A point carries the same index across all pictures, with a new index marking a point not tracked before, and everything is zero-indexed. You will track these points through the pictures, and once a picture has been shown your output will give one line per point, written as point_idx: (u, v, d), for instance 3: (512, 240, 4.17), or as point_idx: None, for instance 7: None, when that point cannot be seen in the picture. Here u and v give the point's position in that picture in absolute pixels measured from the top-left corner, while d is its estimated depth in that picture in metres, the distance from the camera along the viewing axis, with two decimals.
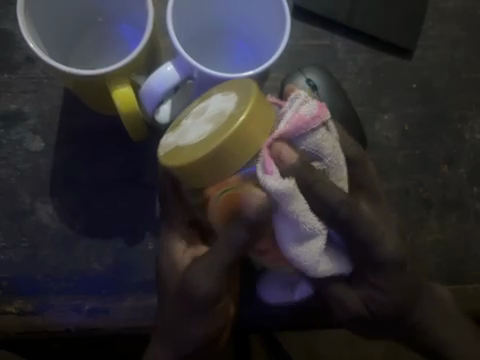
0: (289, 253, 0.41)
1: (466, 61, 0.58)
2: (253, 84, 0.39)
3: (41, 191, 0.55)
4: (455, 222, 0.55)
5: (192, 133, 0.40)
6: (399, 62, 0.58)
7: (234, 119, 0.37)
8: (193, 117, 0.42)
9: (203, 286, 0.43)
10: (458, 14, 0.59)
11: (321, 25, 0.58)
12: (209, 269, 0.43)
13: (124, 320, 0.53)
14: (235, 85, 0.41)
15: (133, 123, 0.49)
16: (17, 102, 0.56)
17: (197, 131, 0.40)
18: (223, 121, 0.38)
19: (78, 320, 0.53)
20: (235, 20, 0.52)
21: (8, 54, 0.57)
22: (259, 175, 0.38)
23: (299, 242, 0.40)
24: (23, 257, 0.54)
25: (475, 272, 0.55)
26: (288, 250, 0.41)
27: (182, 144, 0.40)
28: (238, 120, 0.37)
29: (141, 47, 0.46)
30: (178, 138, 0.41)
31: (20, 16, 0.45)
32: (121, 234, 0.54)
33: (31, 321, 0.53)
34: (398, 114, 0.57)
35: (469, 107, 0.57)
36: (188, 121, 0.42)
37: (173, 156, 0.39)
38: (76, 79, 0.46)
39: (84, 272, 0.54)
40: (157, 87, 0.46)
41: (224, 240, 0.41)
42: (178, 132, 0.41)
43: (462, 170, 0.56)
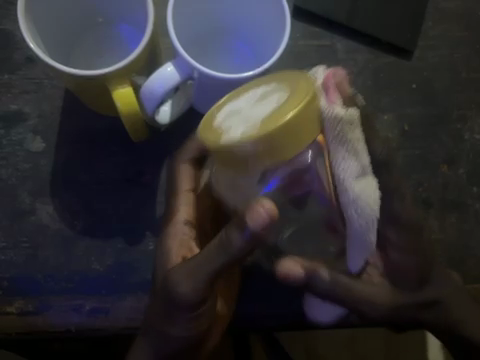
0: (350, 198, 0.38)
1: (466, 62, 0.58)
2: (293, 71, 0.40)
3: (41, 191, 0.55)
4: (455, 222, 0.55)
5: (255, 115, 0.38)
6: (399, 62, 0.58)
7: (304, 90, 0.37)
8: (228, 113, 0.41)
9: (180, 291, 0.44)
10: (458, 15, 0.59)
11: (320, 25, 0.58)
12: (193, 275, 0.44)
13: (124, 320, 0.53)
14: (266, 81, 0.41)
15: (133, 123, 0.49)
16: (17, 102, 0.56)
17: (252, 117, 0.38)
18: (290, 95, 0.38)
19: (78, 321, 0.53)
20: (235, 20, 0.52)
21: (8, 54, 0.57)
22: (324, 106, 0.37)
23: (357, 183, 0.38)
24: (23, 257, 0.54)
25: (474, 272, 0.55)
26: (348, 194, 0.38)
27: (250, 128, 0.38)
28: (308, 90, 0.37)
29: (142, 47, 0.45)
30: (230, 129, 0.39)
31: (20, 16, 0.45)
32: (121, 234, 0.54)
33: (32, 321, 0.53)
34: (398, 114, 0.57)
35: (469, 107, 0.57)
36: (229, 121, 0.39)
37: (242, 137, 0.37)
38: (76, 79, 0.46)
39: (84, 272, 0.54)
40: (158, 87, 0.46)
41: (217, 244, 0.42)
42: (223, 127, 0.39)
43: (462, 170, 0.56)
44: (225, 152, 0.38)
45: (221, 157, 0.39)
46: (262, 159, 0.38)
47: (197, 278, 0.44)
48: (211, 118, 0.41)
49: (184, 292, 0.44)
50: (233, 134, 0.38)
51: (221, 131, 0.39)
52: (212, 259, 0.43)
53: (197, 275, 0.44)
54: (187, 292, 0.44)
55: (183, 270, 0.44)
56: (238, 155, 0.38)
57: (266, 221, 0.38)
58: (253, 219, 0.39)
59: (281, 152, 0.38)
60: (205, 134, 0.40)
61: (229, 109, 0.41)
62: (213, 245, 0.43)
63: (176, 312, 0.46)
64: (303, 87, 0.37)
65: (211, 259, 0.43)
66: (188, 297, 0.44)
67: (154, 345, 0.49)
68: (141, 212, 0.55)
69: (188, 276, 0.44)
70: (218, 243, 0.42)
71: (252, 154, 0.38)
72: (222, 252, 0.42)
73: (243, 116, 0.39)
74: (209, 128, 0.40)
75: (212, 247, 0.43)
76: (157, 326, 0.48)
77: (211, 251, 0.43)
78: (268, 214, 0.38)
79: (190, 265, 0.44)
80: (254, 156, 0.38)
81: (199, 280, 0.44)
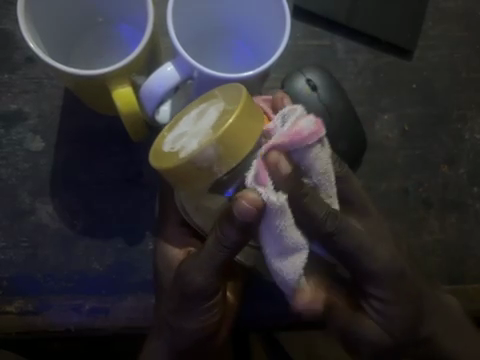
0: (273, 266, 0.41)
1: (466, 62, 0.58)
2: (229, 85, 0.41)
3: (41, 191, 0.55)
4: (455, 222, 0.55)
5: (200, 132, 0.39)
6: (399, 62, 0.58)
7: (239, 96, 0.39)
8: (174, 137, 0.40)
9: (196, 283, 0.44)
10: (458, 14, 0.59)
11: (320, 25, 0.58)
12: (201, 267, 0.44)
13: (124, 320, 0.53)
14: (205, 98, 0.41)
15: (133, 124, 0.49)
16: (17, 102, 0.56)
17: (198, 133, 0.39)
18: (231, 102, 0.39)
19: (78, 321, 0.53)
20: (236, 20, 0.52)
21: (8, 53, 0.57)
22: (252, 183, 0.38)
23: (284, 257, 0.41)
24: (22, 257, 0.54)
25: (474, 272, 0.55)
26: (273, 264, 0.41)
27: (199, 141, 0.38)
28: (243, 92, 0.39)
29: (141, 47, 0.46)
30: (177, 148, 0.39)
31: (20, 16, 0.45)
32: (121, 234, 0.54)
33: (31, 321, 0.53)
34: (398, 114, 0.57)
35: (469, 107, 0.57)
36: (177, 143, 0.40)
37: (193, 153, 0.38)
38: (75, 79, 0.46)
39: (84, 272, 0.54)
40: (158, 87, 0.46)
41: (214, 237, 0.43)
42: (170, 149, 0.39)
43: (462, 170, 0.56)
44: (179, 170, 0.38)
45: (175, 178, 0.39)
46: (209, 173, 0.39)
47: (206, 269, 0.44)
48: (158, 146, 0.41)
49: (198, 283, 0.44)
50: (183, 152, 0.38)
51: (168, 153, 0.39)
52: (207, 251, 0.44)
53: (203, 267, 0.44)
54: (201, 282, 0.44)
55: (191, 261, 0.45)
56: (190, 168, 0.38)
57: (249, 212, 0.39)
58: (239, 208, 0.39)
59: (222, 164, 0.38)
60: (156, 159, 0.40)
61: (175, 133, 0.41)
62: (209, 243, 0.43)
63: (189, 305, 0.46)
64: (236, 97, 0.39)
65: (212, 249, 0.43)
66: (205, 286, 0.45)
67: (167, 341, 0.50)
68: (141, 212, 0.55)
69: (198, 269, 0.44)
70: (213, 235, 0.43)
71: (202, 168, 0.38)
72: (223, 248, 0.43)
73: (188, 136, 0.39)
74: (159, 153, 0.40)
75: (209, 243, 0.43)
76: (170, 322, 0.48)
77: (210, 244, 0.43)
78: (251, 205, 0.38)
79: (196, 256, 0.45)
80: (203, 171, 0.38)
81: (209, 272, 0.44)
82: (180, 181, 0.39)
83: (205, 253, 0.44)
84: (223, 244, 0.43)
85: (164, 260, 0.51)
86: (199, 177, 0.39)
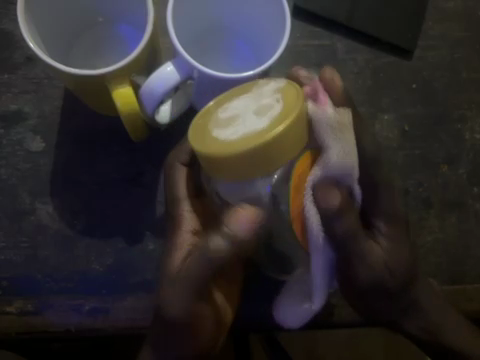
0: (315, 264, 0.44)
1: (466, 61, 0.58)
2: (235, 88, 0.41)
3: (41, 190, 0.55)
4: (455, 222, 0.55)
5: (266, 102, 0.38)
6: (398, 62, 0.58)
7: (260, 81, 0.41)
8: (242, 126, 0.37)
9: (176, 304, 0.46)
10: (457, 14, 0.59)
11: (321, 25, 0.58)
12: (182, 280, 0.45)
13: (124, 320, 0.53)
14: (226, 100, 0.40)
15: (133, 122, 0.49)
16: (17, 102, 0.56)
17: (268, 108, 0.37)
18: (262, 84, 0.40)
19: (78, 320, 0.53)
20: (235, 20, 0.52)
21: (8, 53, 0.57)
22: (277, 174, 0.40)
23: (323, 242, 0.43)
24: (22, 257, 0.54)
25: (474, 272, 0.54)
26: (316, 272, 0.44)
27: (276, 101, 0.38)
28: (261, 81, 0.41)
29: (141, 47, 0.45)
30: (268, 112, 0.37)
31: (20, 17, 0.45)
32: (121, 234, 0.54)
33: (31, 321, 0.53)
34: (398, 114, 0.57)
35: (469, 107, 0.57)
36: (256, 120, 0.37)
37: (293, 102, 0.37)
38: (76, 79, 0.46)
39: (84, 272, 0.54)
40: (157, 87, 0.45)
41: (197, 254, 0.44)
42: (268, 117, 0.37)
43: (462, 170, 0.56)
44: (291, 127, 0.36)
45: (259, 156, 0.36)
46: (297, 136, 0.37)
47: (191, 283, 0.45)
48: (236, 140, 0.36)
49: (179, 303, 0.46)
50: (266, 126, 0.36)
51: (272, 118, 0.36)
52: (193, 273, 0.45)
53: (185, 288, 0.45)
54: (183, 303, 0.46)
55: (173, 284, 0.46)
56: (300, 118, 0.37)
57: (248, 228, 0.40)
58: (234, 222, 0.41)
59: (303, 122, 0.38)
60: (254, 139, 0.36)
61: (224, 131, 0.37)
62: (194, 256, 0.45)
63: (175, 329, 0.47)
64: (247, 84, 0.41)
65: (196, 268, 0.45)
66: (184, 306, 0.46)
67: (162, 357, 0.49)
68: (141, 212, 0.55)
69: (181, 287, 0.46)
70: (199, 249, 0.44)
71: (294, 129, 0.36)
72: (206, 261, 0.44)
73: (245, 119, 0.37)
74: (241, 138, 0.36)
75: (193, 258, 0.45)
76: (164, 335, 0.48)
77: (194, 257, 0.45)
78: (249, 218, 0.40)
79: (182, 278, 0.46)
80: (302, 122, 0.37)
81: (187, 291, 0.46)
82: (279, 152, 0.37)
83: (192, 269, 0.45)
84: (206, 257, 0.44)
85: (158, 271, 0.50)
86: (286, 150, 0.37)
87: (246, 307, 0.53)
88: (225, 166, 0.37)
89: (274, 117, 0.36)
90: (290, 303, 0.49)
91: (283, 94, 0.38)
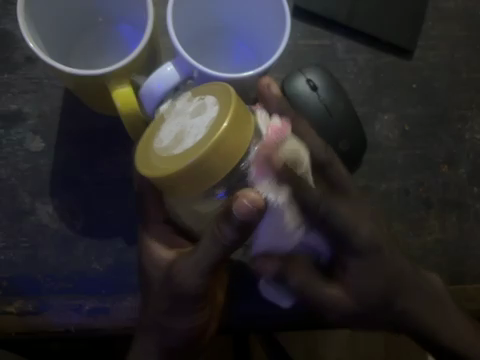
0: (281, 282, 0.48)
1: (466, 61, 0.58)
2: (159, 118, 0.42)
3: (40, 190, 0.55)
4: (455, 222, 0.55)
5: (197, 105, 0.40)
6: (399, 62, 0.58)
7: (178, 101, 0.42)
8: (192, 135, 0.38)
9: (187, 283, 0.44)
10: (457, 14, 0.58)
11: (321, 25, 0.58)
12: (197, 265, 0.43)
13: (124, 320, 0.53)
14: (158, 134, 0.41)
15: (134, 123, 0.48)
16: (17, 102, 0.56)
17: (205, 112, 0.39)
18: (182, 100, 0.42)
19: (78, 321, 0.52)
20: (235, 20, 0.52)
21: (8, 53, 0.57)
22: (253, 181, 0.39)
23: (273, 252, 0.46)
24: (22, 257, 0.54)
25: (475, 272, 0.54)
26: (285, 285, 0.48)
27: (207, 99, 0.40)
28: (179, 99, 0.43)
29: (141, 47, 0.45)
30: (205, 111, 0.39)
31: (20, 17, 0.45)
32: (121, 234, 0.54)
33: (31, 321, 0.53)
34: (398, 114, 0.57)
35: (470, 107, 0.57)
36: (201, 121, 0.39)
37: (224, 90, 0.39)
38: (75, 79, 0.46)
39: (84, 272, 0.54)
40: (157, 87, 0.45)
41: (211, 236, 0.41)
42: (210, 112, 0.39)
43: (462, 170, 0.56)
44: (237, 109, 0.38)
45: (205, 166, 0.37)
46: (243, 136, 0.38)
47: (201, 268, 0.43)
48: (197, 144, 0.38)
49: (190, 283, 0.44)
50: (215, 118, 0.38)
51: (216, 110, 0.38)
52: (201, 259, 0.43)
53: (196, 270, 0.43)
54: (193, 283, 0.44)
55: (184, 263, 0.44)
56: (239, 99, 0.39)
57: (252, 211, 0.37)
58: (239, 208, 0.37)
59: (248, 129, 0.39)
60: (212, 135, 0.37)
61: (166, 145, 0.39)
62: (206, 241, 0.42)
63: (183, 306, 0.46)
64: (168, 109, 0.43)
65: (206, 253, 0.42)
66: (194, 287, 0.44)
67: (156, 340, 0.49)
68: None
69: (191, 269, 0.44)
70: (210, 234, 0.41)
71: (237, 129, 0.38)
72: (219, 247, 0.41)
73: (188, 129, 0.39)
74: (200, 140, 0.38)
75: (206, 244, 0.42)
76: (157, 319, 0.48)
77: (206, 242, 0.42)
78: (253, 204, 0.37)
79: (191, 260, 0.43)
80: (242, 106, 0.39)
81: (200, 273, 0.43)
82: (240, 133, 0.38)
83: (202, 254, 0.42)
84: (220, 243, 0.40)
85: (149, 259, 0.49)
86: (236, 152, 0.38)
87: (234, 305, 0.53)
88: (172, 183, 0.38)
89: (216, 110, 0.38)
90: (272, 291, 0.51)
91: (209, 92, 0.40)
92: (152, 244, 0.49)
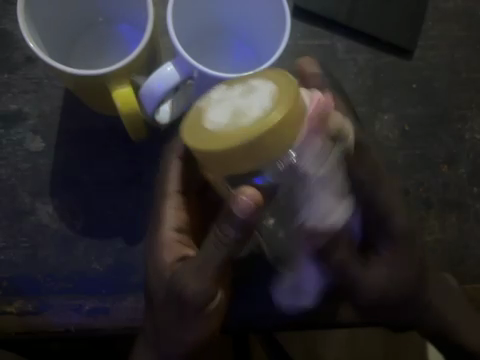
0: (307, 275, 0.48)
1: (466, 61, 0.58)
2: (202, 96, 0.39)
3: (40, 190, 0.55)
4: (455, 222, 0.55)
5: (253, 84, 0.36)
6: (398, 62, 0.58)
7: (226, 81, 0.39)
8: (248, 112, 0.35)
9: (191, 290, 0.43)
10: (457, 14, 0.59)
11: (321, 25, 0.58)
12: (202, 270, 0.43)
13: (124, 320, 0.53)
14: (200, 111, 0.37)
15: (133, 122, 0.48)
16: (17, 102, 0.56)
17: (258, 94, 0.36)
18: (231, 80, 0.39)
19: (78, 321, 0.53)
20: (236, 21, 0.52)
21: (8, 53, 0.57)
22: None
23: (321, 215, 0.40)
24: (22, 257, 0.54)
25: (475, 272, 0.54)
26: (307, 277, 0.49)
27: (263, 79, 0.37)
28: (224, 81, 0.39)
29: (142, 47, 0.45)
30: (263, 90, 0.36)
31: (20, 17, 0.45)
32: (121, 234, 0.54)
33: (32, 321, 0.53)
34: (398, 114, 0.57)
35: (469, 107, 0.57)
36: (259, 99, 0.35)
37: (282, 76, 0.36)
38: (76, 79, 0.46)
39: (84, 272, 0.54)
40: (157, 87, 0.45)
41: (212, 239, 0.42)
42: (268, 92, 0.35)
43: (462, 170, 0.56)
44: (298, 96, 0.35)
45: (257, 150, 0.34)
46: (299, 121, 0.35)
47: (207, 272, 0.43)
48: (255, 122, 0.34)
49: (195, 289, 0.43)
50: (275, 99, 0.35)
51: (275, 90, 0.35)
52: (203, 262, 0.43)
53: (201, 273, 0.43)
54: (198, 290, 0.43)
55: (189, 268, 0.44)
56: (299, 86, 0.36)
57: (250, 206, 0.38)
58: (240, 205, 0.38)
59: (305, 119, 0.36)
60: (273, 113, 0.34)
61: (217, 119, 0.36)
62: (209, 240, 0.42)
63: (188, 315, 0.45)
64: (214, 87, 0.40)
65: (210, 255, 0.43)
66: (195, 297, 0.44)
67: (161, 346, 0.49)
68: (141, 212, 0.55)
69: (195, 273, 0.43)
70: (213, 238, 0.42)
71: (294, 118, 0.35)
72: (221, 246, 0.42)
73: (244, 103, 0.35)
74: (260, 118, 0.34)
75: (209, 242, 0.42)
76: (163, 329, 0.48)
77: (209, 242, 0.42)
78: (252, 200, 0.37)
79: (195, 264, 0.44)
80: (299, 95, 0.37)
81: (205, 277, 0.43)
82: (296, 122, 0.35)
83: (205, 254, 0.43)
84: (222, 243, 0.41)
85: (155, 265, 0.49)
86: (291, 135, 0.35)
87: (239, 306, 0.53)
88: (218, 159, 0.35)
89: (275, 90, 0.35)
90: (288, 294, 0.51)
91: (264, 74, 0.37)
92: (161, 246, 0.49)
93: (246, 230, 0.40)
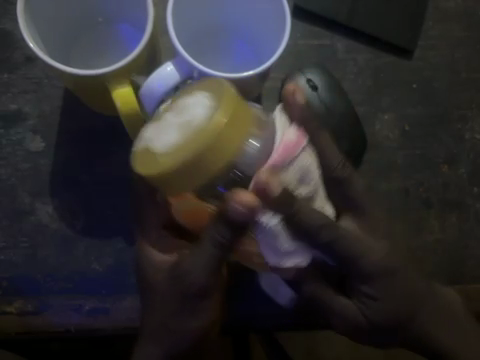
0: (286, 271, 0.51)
1: (466, 62, 0.58)
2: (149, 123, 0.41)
3: (40, 191, 0.55)
4: (455, 222, 0.55)
5: (191, 100, 0.38)
6: (399, 62, 0.58)
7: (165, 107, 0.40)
8: (189, 126, 0.37)
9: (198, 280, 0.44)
10: (457, 14, 0.58)
11: (321, 25, 0.58)
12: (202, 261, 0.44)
13: (124, 320, 0.53)
14: (150, 139, 0.38)
15: (134, 124, 0.48)
16: (17, 102, 0.56)
17: (194, 107, 0.38)
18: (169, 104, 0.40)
19: (78, 321, 0.53)
20: (236, 21, 0.52)
21: (8, 53, 0.57)
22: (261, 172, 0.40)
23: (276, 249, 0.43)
24: (22, 257, 0.54)
25: (475, 272, 0.54)
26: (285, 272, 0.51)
27: (201, 93, 0.39)
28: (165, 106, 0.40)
29: (141, 46, 0.45)
30: (205, 101, 0.38)
31: (20, 17, 0.45)
32: (121, 234, 0.54)
33: (32, 321, 0.53)
34: (398, 114, 0.57)
35: (469, 107, 0.57)
36: (195, 112, 0.37)
37: (219, 85, 0.39)
38: (75, 79, 0.46)
39: (84, 272, 0.54)
40: (157, 86, 0.45)
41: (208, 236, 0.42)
42: (207, 103, 0.38)
43: (462, 170, 0.56)
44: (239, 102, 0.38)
45: (200, 160, 0.36)
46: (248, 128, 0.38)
47: (208, 264, 0.43)
48: (203, 132, 0.36)
49: (199, 279, 0.44)
50: (215, 109, 0.37)
51: (213, 100, 0.38)
52: (204, 260, 0.43)
53: (204, 265, 0.44)
54: (202, 280, 0.44)
55: (190, 258, 0.44)
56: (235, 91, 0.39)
57: (242, 211, 0.39)
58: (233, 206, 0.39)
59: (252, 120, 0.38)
60: (218, 122, 0.36)
61: (165, 139, 0.37)
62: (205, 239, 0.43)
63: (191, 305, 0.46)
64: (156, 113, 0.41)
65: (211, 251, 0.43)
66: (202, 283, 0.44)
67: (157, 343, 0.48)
68: None
69: (199, 262, 0.44)
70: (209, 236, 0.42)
71: (238, 119, 0.37)
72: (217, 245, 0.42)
73: (187, 118, 0.37)
74: (205, 127, 0.37)
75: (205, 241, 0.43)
76: (166, 323, 0.47)
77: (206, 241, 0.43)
78: (245, 206, 0.39)
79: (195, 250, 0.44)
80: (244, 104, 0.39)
81: (206, 267, 0.44)
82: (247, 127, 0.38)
83: (204, 250, 0.43)
84: (217, 243, 0.42)
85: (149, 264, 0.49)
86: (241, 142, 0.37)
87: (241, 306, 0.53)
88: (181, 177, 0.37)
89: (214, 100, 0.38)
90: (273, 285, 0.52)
91: (198, 89, 0.39)
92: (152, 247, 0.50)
93: (237, 230, 0.41)
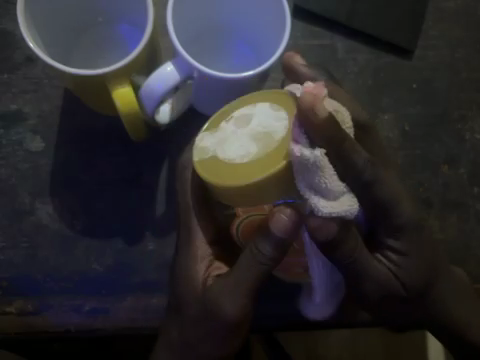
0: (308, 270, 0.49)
1: (466, 61, 0.58)
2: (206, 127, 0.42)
3: (40, 191, 0.55)
4: (455, 222, 0.55)
5: (256, 118, 0.40)
6: (399, 62, 0.57)
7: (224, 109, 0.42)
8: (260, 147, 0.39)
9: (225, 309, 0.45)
10: (457, 14, 0.58)
11: (321, 25, 0.58)
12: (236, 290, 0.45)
13: (124, 320, 0.53)
14: (211, 152, 0.40)
15: (133, 123, 0.48)
16: (17, 102, 0.56)
17: (263, 122, 0.39)
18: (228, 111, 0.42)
19: (78, 321, 0.53)
20: (236, 21, 0.52)
21: (8, 53, 0.57)
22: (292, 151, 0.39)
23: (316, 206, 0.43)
24: (22, 257, 0.54)
25: (475, 273, 0.54)
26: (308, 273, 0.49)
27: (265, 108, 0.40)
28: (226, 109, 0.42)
29: (142, 46, 0.45)
30: (273, 119, 0.39)
31: (20, 18, 0.45)
32: (121, 234, 0.54)
33: (31, 321, 0.53)
34: (399, 114, 0.57)
35: (470, 107, 0.57)
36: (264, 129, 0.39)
37: (288, 101, 0.40)
38: (75, 79, 0.46)
39: (84, 272, 0.54)
40: (157, 87, 0.45)
41: (249, 256, 0.44)
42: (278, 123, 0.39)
43: (462, 170, 0.56)
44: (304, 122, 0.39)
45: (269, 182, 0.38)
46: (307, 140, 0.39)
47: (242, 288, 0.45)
48: (279, 155, 0.38)
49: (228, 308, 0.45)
50: (286, 130, 0.39)
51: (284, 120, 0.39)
52: (238, 277, 0.45)
53: (236, 295, 0.45)
54: (230, 309, 0.45)
55: (225, 288, 0.45)
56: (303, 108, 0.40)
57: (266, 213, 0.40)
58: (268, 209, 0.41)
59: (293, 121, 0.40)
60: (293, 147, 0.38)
61: (233, 153, 0.39)
62: (245, 259, 0.45)
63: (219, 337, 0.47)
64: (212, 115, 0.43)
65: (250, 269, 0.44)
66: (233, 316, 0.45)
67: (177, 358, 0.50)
68: (142, 212, 0.55)
69: (233, 289, 0.45)
70: (248, 254, 0.44)
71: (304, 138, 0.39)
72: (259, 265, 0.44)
73: (257, 134, 0.39)
74: (280, 150, 0.38)
75: (246, 262, 0.44)
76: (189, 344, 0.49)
77: (245, 261, 0.45)
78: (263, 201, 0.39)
79: (230, 282, 0.45)
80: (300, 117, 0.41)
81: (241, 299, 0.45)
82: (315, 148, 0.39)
83: (243, 272, 0.45)
84: (258, 262, 0.44)
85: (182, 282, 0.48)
86: None
87: None
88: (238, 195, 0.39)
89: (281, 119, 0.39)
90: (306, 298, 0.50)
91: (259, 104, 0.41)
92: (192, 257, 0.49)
93: (281, 247, 0.44)
